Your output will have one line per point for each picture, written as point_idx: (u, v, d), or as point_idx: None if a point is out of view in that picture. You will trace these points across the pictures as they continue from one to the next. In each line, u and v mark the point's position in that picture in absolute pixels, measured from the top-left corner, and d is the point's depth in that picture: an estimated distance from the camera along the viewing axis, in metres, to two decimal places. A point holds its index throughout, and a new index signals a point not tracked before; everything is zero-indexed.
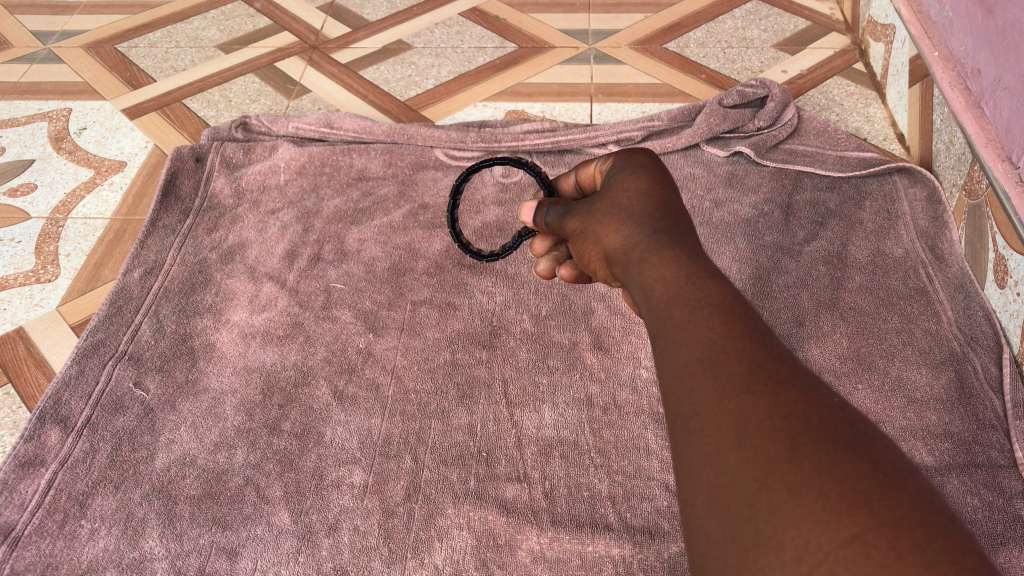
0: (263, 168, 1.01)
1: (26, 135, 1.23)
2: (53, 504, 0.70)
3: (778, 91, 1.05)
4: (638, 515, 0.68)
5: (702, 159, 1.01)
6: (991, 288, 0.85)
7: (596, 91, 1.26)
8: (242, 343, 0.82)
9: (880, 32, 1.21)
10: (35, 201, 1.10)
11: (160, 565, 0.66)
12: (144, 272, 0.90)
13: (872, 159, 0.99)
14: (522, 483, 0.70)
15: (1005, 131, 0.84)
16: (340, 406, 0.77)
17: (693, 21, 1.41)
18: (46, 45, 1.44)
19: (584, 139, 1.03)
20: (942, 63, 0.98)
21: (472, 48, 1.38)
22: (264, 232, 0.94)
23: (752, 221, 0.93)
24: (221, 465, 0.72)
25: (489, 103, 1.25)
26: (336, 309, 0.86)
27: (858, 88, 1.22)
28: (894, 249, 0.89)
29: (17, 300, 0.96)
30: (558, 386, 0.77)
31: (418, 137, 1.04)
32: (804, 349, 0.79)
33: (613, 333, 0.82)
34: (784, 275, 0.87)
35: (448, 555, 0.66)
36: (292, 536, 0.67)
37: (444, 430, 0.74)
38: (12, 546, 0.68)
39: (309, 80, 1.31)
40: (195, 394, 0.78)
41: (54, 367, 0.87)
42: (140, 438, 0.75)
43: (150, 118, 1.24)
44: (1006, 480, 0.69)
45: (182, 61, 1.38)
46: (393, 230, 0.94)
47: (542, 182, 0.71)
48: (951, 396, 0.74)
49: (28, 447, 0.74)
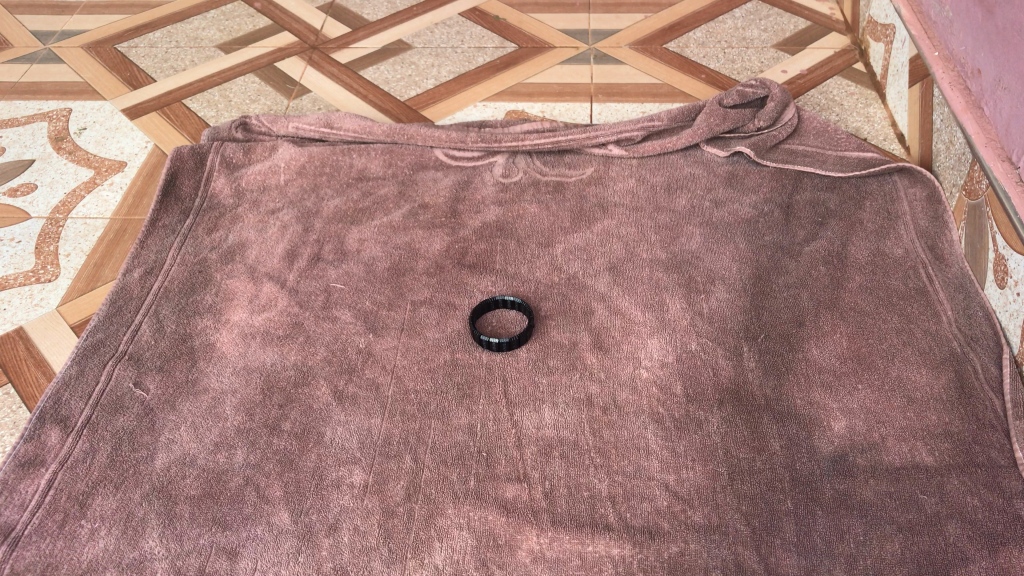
0: (264, 168, 1.02)
1: (26, 135, 1.22)
2: (54, 505, 0.70)
3: (778, 92, 1.06)
4: (638, 515, 0.68)
5: (702, 160, 1.01)
6: (991, 289, 0.84)
7: (596, 91, 1.26)
8: (242, 343, 0.82)
9: (880, 32, 1.21)
10: (35, 201, 1.10)
11: (161, 565, 0.66)
12: (144, 272, 0.90)
13: (872, 159, 0.99)
14: (522, 483, 0.70)
15: (1005, 130, 0.83)
16: (340, 406, 0.77)
17: (693, 21, 1.41)
18: (45, 45, 1.44)
19: (583, 139, 1.03)
20: (942, 63, 0.98)
21: (472, 48, 1.38)
22: (264, 232, 0.95)
23: (752, 221, 0.93)
24: (221, 465, 0.72)
25: (489, 103, 1.25)
26: (336, 309, 0.86)
27: (858, 88, 1.22)
28: (894, 249, 0.89)
29: (17, 300, 0.95)
30: (558, 387, 0.78)
31: (418, 137, 1.04)
32: (805, 349, 0.79)
33: (613, 334, 0.82)
34: (783, 275, 0.87)
35: (448, 555, 0.66)
36: (292, 536, 0.67)
37: (444, 430, 0.74)
38: (12, 546, 0.67)
39: (309, 80, 1.31)
40: (195, 394, 0.78)
41: (54, 368, 0.87)
42: (139, 438, 0.75)
43: (151, 118, 1.25)
44: (1006, 480, 0.68)
45: (182, 62, 1.38)
46: (393, 230, 0.94)
47: (495, 301, 0.85)
48: (951, 396, 0.74)
49: (28, 447, 0.74)
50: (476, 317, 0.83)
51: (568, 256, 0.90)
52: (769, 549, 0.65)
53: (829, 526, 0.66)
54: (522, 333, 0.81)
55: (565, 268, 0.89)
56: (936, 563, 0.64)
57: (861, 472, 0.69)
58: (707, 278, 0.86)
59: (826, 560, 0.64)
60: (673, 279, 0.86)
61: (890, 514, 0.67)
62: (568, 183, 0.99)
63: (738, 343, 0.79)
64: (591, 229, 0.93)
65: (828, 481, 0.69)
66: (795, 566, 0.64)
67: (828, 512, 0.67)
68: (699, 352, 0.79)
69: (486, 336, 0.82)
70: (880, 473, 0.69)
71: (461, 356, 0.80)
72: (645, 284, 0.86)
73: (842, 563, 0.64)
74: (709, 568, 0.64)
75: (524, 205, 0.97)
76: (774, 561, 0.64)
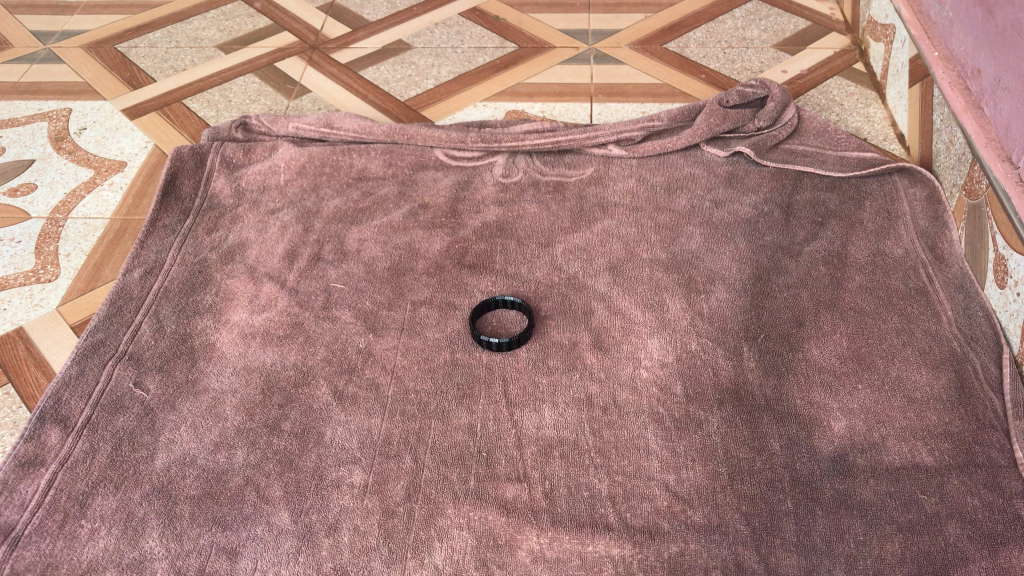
0: (264, 168, 1.02)
1: (26, 135, 1.22)
2: (54, 505, 0.70)
3: (778, 92, 1.06)
4: (638, 515, 0.68)
5: (702, 160, 1.01)
6: (991, 289, 0.84)
7: (596, 91, 1.26)
8: (242, 343, 0.82)
9: (880, 32, 1.21)
10: (35, 201, 1.10)
11: (161, 565, 0.66)
12: (144, 272, 0.90)
13: (872, 159, 0.99)
14: (522, 483, 0.70)
15: (1005, 130, 0.83)
16: (340, 406, 0.77)
17: (693, 21, 1.41)
18: (45, 45, 1.43)
19: (583, 139, 1.03)
20: (942, 63, 0.98)
21: (472, 48, 1.38)
22: (264, 232, 0.95)
23: (752, 221, 0.93)
24: (221, 465, 0.72)
25: (489, 103, 1.25)
26: (336, 309, 0.86)
27: (858, 88, 1.22)
28: (893, 249, 0.89)
29: (17, 300, 0.95)
30: (558, 387, 0.78)
31: (418, 137, 1.04)
32: (805, 349, 0.79)
33: (613, 334, 0.82)
34: (783, 275, 0.87)
35: (449, 555, 0.66)
36: (292, 536, 0.67)
37: (444, 430, 0.74)
38: (12, 546, 0.67)
39: (309, 80, 1.31)
40: (195, 394, 0.78)
41: (54, 368, 0.87)
42: (139, 438, 0.75)
43: (151, 118, 1.25)
44: (1006, 480, 0.68)
45: (182, 62, 1.38)
46: (393, 230, 0.94)
47: (495, 300, 0.85)
48: (951, 396, 0.74)
49: (28, 447, 0.74)
50: (475, 317, 0.83)
51: (568, 256, 0.90)
52: (769, 549, 0.65)
53: (829, 526, 0.66)
54: (522, 333, 0.81)
55: (565, 267, 0.89)
56: (936, 563, 0.64)
57: (861, 472, 0.69)
58: (707, 278, 0.86)
59: (826, 560, 0.64)
60: (673, 279, 0.86)
61: (890, 514, 0.67)
62: (568, 183, 1.00)
63: (738, 343, 0.79)
64: (591, 229, 0.93)
65: (828, 481, 0.69)
66: (795, 566, 0.64)
67: (828, 512, 0.67)
68: (699, 352, 0.79)
69: (486, 336, 0.82)
70: (880, 473, 0.69)
71: (461, 355, 0.80)
72: (644, 284, 0.86)
73: (842, 563, 0.64)
74: (709, 568, 0.64)
75: (524, 205, 0.97)
76: (774, 561, 0.64)
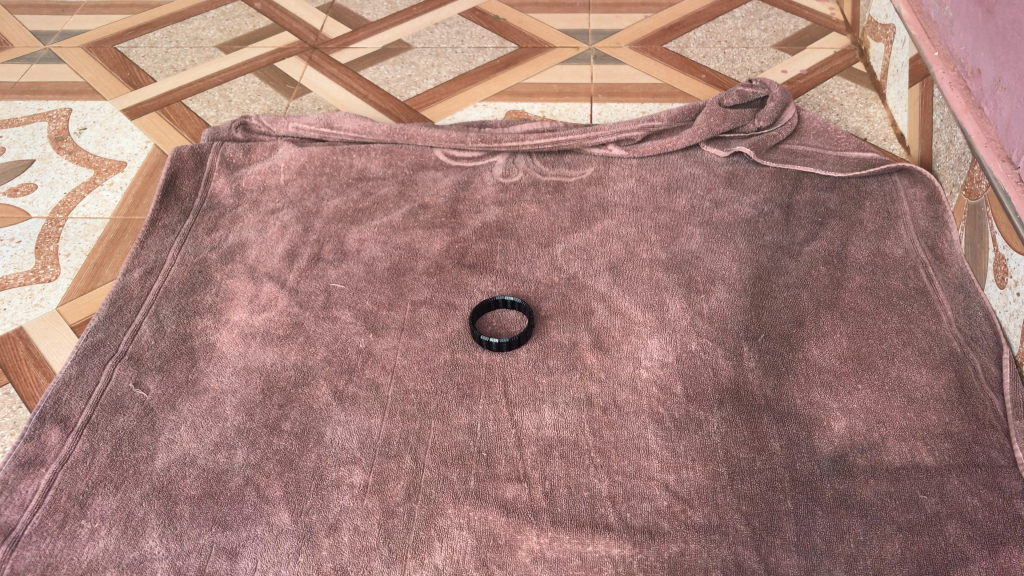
0: (264, 168, 1.02)
1: (26, 135, 1.22)
2: (54, 505, 0.70)
3: (778, 92, 1.06)
4: (638, 515, 0.68)
5: (702, 160, 1.02)
6: (991, 289, 0.84)
7: (597, 91, 1.26)
8: (242, 343, 0.82)
9: (880, 32, 1.21)
10: (35, 201, 1.10)
11: (161, 565, 0.66)
12: (144, 272, 0.90)
13: (872, 159, 0.99)
14: (522, 483, 0.70)
15: (1005, 130, 0.83)
16: (340, 406, 0.77)
17: (693, 21, 1.41)
18: (45, 45, 1.43)
19: (583, 139, 1.03)
20: (942, 63, 0.98)
21: (472, 48, 1.38)
22: (264, 232, 0.95)
23: (752, 221, 0.93)
24: (220, 465, 0.72)
25: (489, 103, 1.25)
26: (336, 309, 0.86)
27: (858, 88, 1.22)
28: (893, 249, 0.89)
29: (17, 300, 0.95)
30: (558, 387, 0.78)
31: (418, 137, 1.04)
32: (805, 349, 0.79)
33: (613, 333, 0.82)
34: (783, 275, 0.87)
35: (448, 555, 0.66)
36: (292, 536, 0.67)
37: (444, 431, 0.74)
38: (12, 546, 0.67)
39: (309, 80, 1.31)
40: (195, 394, 0.78)
41: (54, 367, 0.87)
42: (139, 438, 0.75)
43: (151, 118, 1.25)
44: (1006, 480, 0.68)
45: (181, 62, 1.38)
46: (393, 230, 0.94)
47: (495, 300, 0.85)
48: (951, 396, 0.74)
49: (28, 447, 0.74)
50: (475, 317, 0.83)
51: (568, 256, 0.90)
52: (768, 548, 0.65)
53: (829, 526, 0.66)
54: (522, 333, 0.81)
55: (565, 267, 0.89)
56: (936, 563, 0.64)
57: (861, 472, 0.69)
58: (707, 279, 0.86)
59: (826, 559, 0.64)
60: (673, 279, 0.86)
61: (890, 513, 0.67)
62: (568, 183, 1.00)
63: (738, 343, 0.79)
64: (591, 229, 0.93)
65: (828, 481, 0.69)
66: (795, 566, 0.64)
67: (828, 512, 0.67)
68: (699, 352, 0.79)
69: (486, 336, 0.82)
70: (880, 473, 0.69)
71: (460, 355, 0.81)
72: (644, 284, 0.86)
73: (842, 563, 0.64)
74: (709, 568, 0.64)
75: (524, 205, 0.97)
76: (774, 561, 0.64)
